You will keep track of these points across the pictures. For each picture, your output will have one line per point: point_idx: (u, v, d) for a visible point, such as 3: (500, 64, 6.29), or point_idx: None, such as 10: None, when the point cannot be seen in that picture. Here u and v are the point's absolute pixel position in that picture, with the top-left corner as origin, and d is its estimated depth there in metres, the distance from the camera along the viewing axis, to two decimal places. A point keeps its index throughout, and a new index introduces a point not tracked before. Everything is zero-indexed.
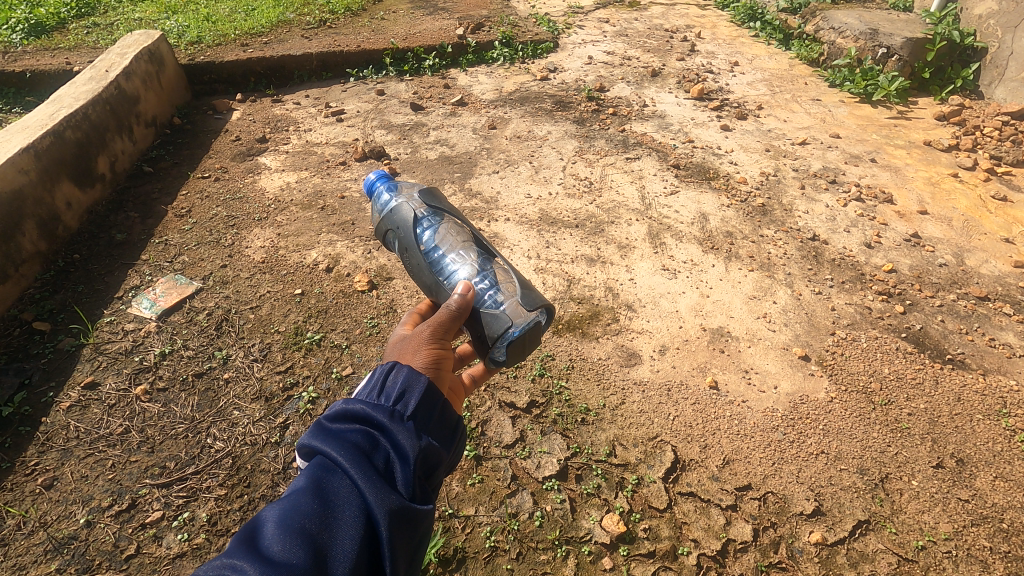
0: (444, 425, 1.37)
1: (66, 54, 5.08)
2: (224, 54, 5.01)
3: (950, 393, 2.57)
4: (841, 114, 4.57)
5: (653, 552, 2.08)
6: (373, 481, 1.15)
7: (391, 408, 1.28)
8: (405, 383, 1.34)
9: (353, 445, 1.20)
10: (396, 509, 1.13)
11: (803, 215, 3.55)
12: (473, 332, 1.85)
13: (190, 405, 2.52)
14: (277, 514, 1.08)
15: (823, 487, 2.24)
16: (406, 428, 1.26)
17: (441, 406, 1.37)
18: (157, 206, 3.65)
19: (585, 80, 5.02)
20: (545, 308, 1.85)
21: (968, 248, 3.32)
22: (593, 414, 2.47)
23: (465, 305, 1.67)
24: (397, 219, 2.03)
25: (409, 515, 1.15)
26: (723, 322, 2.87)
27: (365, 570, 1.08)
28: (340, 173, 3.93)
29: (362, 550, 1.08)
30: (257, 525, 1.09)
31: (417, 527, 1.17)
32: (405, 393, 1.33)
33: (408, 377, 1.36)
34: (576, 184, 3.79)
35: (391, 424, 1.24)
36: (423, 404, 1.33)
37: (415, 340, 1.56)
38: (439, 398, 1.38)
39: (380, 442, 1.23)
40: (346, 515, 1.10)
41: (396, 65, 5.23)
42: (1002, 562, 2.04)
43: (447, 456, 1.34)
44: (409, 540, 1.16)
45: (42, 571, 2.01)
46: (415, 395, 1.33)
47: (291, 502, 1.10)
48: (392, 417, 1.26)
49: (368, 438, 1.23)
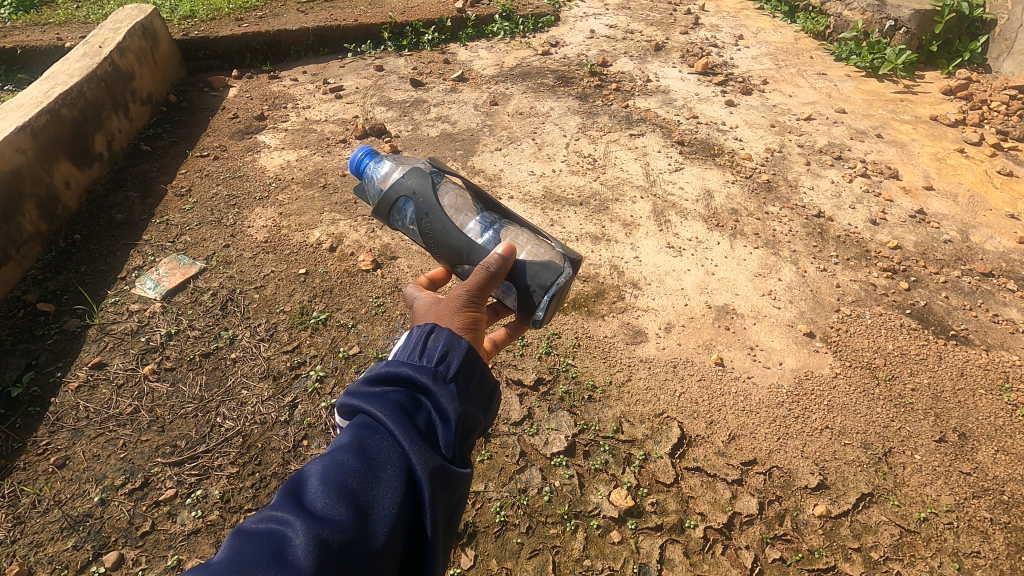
0: (483, 388, 1.37)
1: (57, 30, 4.97)
2: (219, 29, 4.91)
3: (953, 368, 2.59)
4: (847, 88, 4.51)
5: (661, 526, 2.11)
6: (414, 442, 1.15)
7: (432, 370, 1.28)
8: (447, 345, 1.33)
9: (396, 404, 1.20)
10: (436, 470, 1.15)
11: (809, 191, 3.53)
12: (513, 290, 1.84)
13: (198, 384, 2.53)
14: (321, 470, 1.10)
15: (827, 461, 2.27)
16: (448, 390, 1.26)
17: (481, 369, 1.37)
18: (156, 185, 3.62)
19: (587, 54, 4.93)
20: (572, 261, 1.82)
21: (972, 224, 3.32)
22: (599, 391, 2.48)
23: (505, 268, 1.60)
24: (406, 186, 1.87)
25: (447, 476, 1.17)
26: (728, 300, 2.87)
27: (406, 528, 1.10)
28: (341, 151, 3.89)
29: (402, 508, 1.10)
30: (301, 478, 1.11)
31: (455, 489, 1.19)
32: (447, 354, 1.32)
33: (448, 339, 1.35)
34: (580, 161, 3.75)
35: (434, 386, 1.25)
36: (464, 366, 1.33)
37: (451, 303, 1.55)
38: (479, 361, 1.37)
39: (421, 404, 1.23)
40: (389, 474, 1.12)
41: (395, 39, 5.13)
42: (1002, 533, 2.09)
43: (484, 420, 1.35)
44: (447, 500, 1.18)
45: (59, 548, 2.04)
46: (456, 358, 1.32)
47: (335, 459, 1.11)
48: (434, 379, 1.26)
49: (409, 399, 1.23)
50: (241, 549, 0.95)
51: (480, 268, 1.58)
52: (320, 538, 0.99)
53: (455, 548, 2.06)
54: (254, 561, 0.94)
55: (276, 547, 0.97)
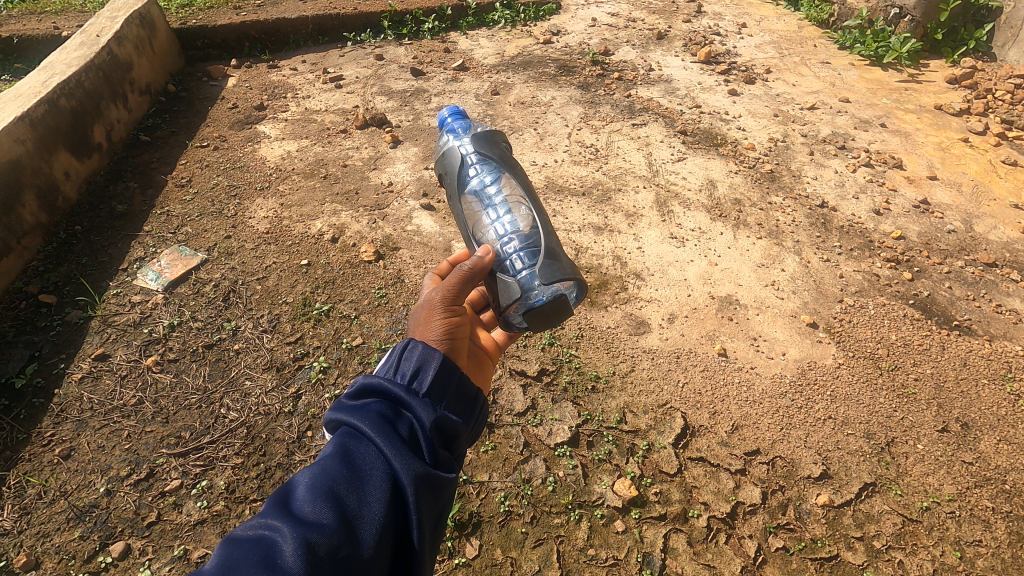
0: (462, 397, 1.39)
1: (54, 18, 4.91)
2: (218, 17, 4.86)
3: (956, 358, 2.59)
4: (850, 77, 4.48)
5: (665, 515, 2.12)
6: (397, 449, 1.16)
7: (408, 383, 1.29)
8: (421, 358, 1.35)
9: (377, 414, 1.21)
10: (420, 475, 1.15)
11: (812, 181, 3.52)
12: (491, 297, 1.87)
13: (202, 375, 2.54)
14: (307, 479, 1.09)
15: (830, 451, 2.28)
16: (425, 401, 1.27)
17: (459, 378, 1.39)
18: (156, 176, 3.60)
19: (588, 43, 4.89)
20: (571, 281, 1.80)
21: (976, 214, 3.31)
22: (602, 381, 2.49)
23: (478, 267, 1.70)
24: (447, 165, 2.13)
25: (432, 481, 1.17)
26: (732, 290, 2.87)
27: (393, 534, 1.10)
28: (341, 141, 3.86)
29: (388, 513, 1.10)
30: (288, 489, 1.10)
31: (440, 494, 1.20)
32: (421, 368, 1.33)
33: (422, 353, 1.36)
34: (582, 151, 3.73)
35: (411, 398, 1.26)
36: (441, 376, 1.34)
37: (429, 308, 1.57)
38: (456, 371, 1.39)
39: (403, 413, 1.24)
40: (373, 481, 1.11)
41: (395, 28, 5.08)
42: (1004, 522, 2.10)
43: (465, 428, 1.36)
44: (434, 506, 1.18)
45: (66, 538, 2.05)
46: (431, 370, 1.33)
47: (319, 468, 1.11)
48: (410, 391, 1.27)
49: (391, 409, 1.24)
50: (230, 557, 0.95)
51: (454, 272, 1.67)
52: (308, 543, 0.99)
53: (460, 538, 2.07)
54: (243, 567, 0.94)
55: (265, 553, 0.97)
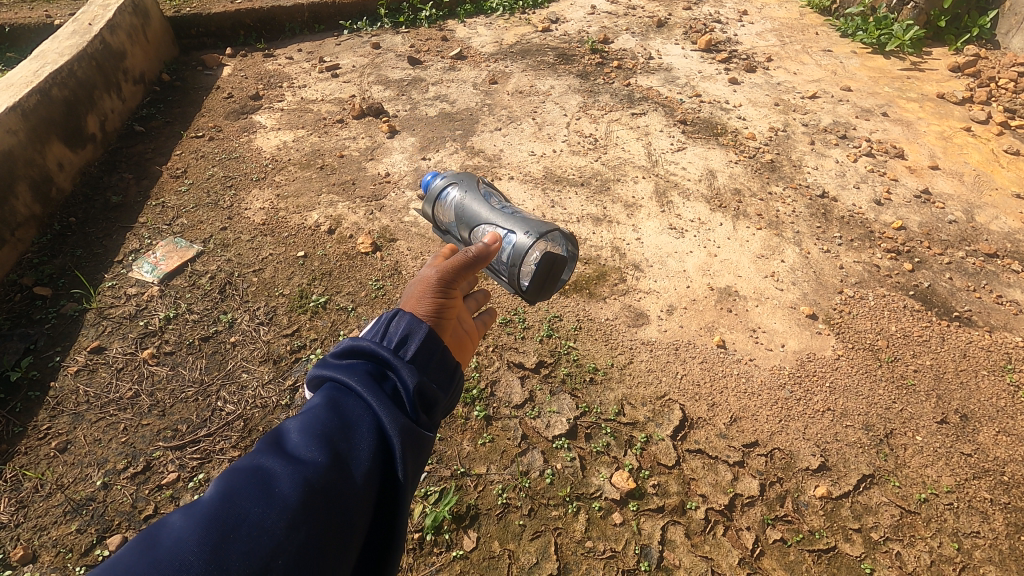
0: (449, 364, 1.34)
1: (46, 6, 4.85)
2: (212, 6, 4.80)
3: (955, 349, 2.58)
4: (852, 66, 4.43)
5: (662, 507, 2.12)
6: (380, 407, 1.13)
7: (396, 346, 1.26)
8: (409, 326, 1.31)
9: (361, 372, 1.18)
10: (404, 431, 1.12)
11: (812, 170, 3.49)
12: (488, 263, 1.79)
13: (199, 368, 2.53)
14: (288, 433, 1.08)
15: (828, 443, 2.27)
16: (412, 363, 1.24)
17: (443, 350, 1.33)
18: (151, 167, 3.56)
19: (588, 31, 4.83)
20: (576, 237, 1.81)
21: (977, 204, 3.29)
22: (601, 373, 2.48)
23: (482, 255, 1.64)
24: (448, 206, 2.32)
25: (416, 439, 1.14)
26: (731, 282, 2.85)
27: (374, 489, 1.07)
28: (338, 131, 3.83)
29: (376, 461, 1.08)
30: (268, 443, 1.08)
31: (424, 453, 1.17)
32: (409, 335, 1.30)
33: (410, 321, 1.33)
34: (581, 141, 3.70)
35: (397, 359, 1.22)
36: (429, 343, 1.31)
37: (421, 285, 1.54)
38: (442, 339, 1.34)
39: (388, 376, 1.21)
40: (356, 437, 1.09)
41: (392, 16, 5.02)
42: (1002, 513, 2.10)
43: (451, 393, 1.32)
44: (417, 464, 1.15)
45: (62, 531, 2.04)
46: (419, 337, 1.30)
47: (300, 423, 1.10)
48: (397, 354, 1.24)
49: (376, 369, 1.21)
50: (204, 503, 0.94)
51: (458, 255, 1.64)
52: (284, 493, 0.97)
53: (457, 530, 2.06)
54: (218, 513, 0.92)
55: (257, 487, 0.97)
